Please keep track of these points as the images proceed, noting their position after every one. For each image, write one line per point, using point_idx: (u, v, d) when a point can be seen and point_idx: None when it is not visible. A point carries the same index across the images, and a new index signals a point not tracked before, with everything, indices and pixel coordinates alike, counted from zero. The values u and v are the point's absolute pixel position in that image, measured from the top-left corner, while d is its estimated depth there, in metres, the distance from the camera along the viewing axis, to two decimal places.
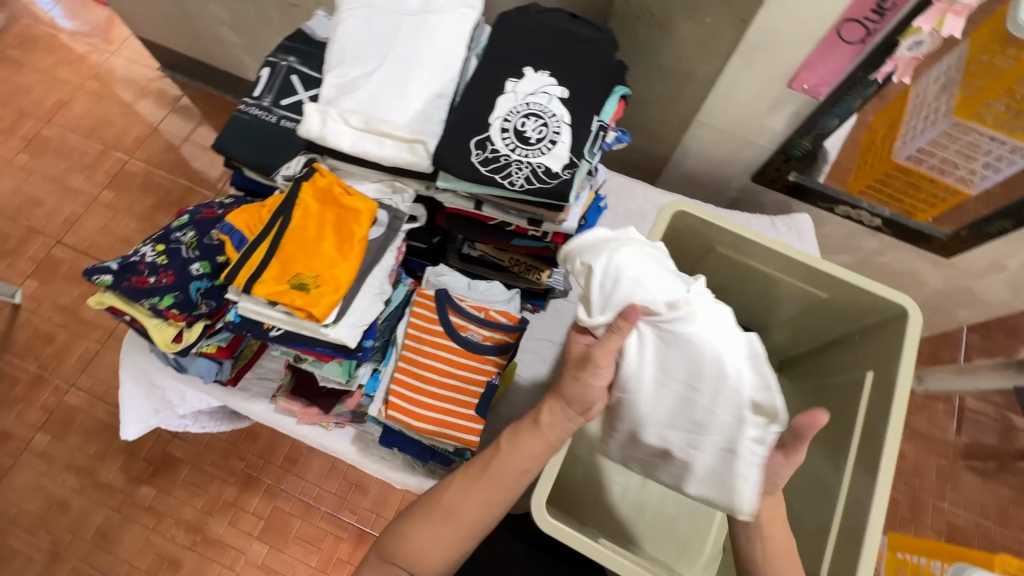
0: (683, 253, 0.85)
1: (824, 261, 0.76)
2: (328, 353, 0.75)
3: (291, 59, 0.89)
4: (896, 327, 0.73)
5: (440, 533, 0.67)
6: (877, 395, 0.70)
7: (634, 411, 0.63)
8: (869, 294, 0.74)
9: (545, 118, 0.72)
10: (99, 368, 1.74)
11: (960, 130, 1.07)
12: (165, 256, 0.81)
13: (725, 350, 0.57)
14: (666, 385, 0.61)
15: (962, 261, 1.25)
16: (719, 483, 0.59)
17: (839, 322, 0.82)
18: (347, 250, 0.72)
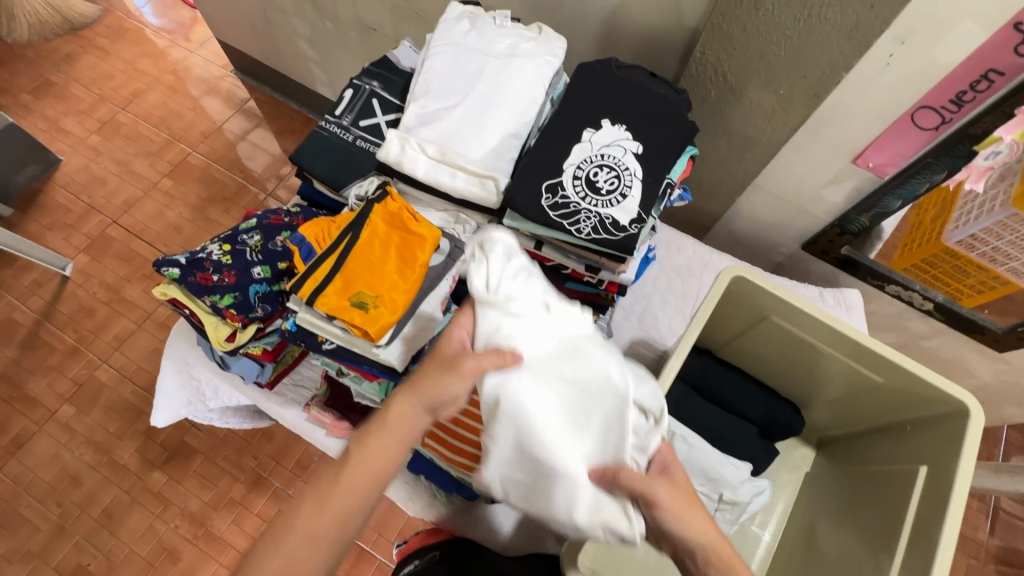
0: (736, 316, 0.85)
1: (881, 344, 0.74)
2: (373, 372, 0.75)
3: (374, 84, 0.93)
4: (954, 424, 0.69)
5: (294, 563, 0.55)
6: (930, 495, 0.67)
7: (520, 423, 0.62)
8: (929, 384, 0.71)
9: (617, 171, 0.74)
10: (132, 348, 1.78)
11: (1017, 222, 1.00)
12: (230, 256, 0.83)
13: (604, 358, 0.64)
14: (546, 394, 0.63)
15: (1015, 357, 1.21)
16: (605, 493, 0.62)
17: (892, 410, 0.79)
18: (408, 275, 0.74)
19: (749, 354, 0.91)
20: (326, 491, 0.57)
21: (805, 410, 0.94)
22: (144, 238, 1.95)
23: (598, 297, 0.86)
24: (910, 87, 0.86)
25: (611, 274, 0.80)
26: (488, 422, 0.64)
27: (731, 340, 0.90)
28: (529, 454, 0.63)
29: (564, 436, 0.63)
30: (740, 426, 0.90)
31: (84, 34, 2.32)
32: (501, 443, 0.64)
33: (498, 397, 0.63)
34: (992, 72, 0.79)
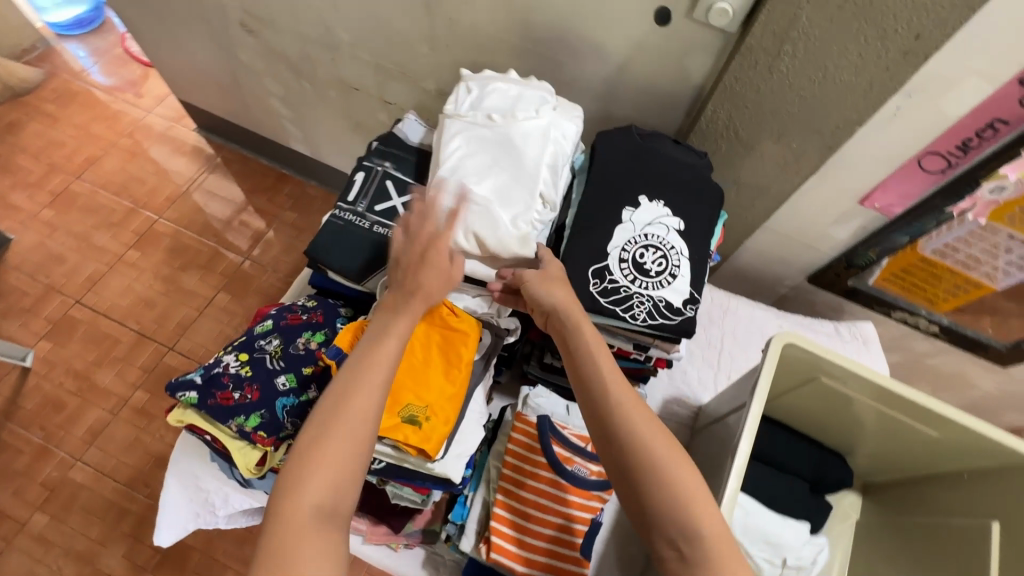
0: (783, 376, 0.84)
1: (938, 401, 0.73)
2: (427, 485, 0.70)
3: (385, 165, 0.89)
4: (1019, 477, 0.70)
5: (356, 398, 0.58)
6: (1015, 554, 0.68)
7: (459, 178, 0.77)
8: (988, 438, 0.72)
9: (663, 251, 0.72)
10: (108, 440, 1.63)
11: (990, 231, 1.01)
12: (250, 366, 0.77)
13: (535, 152, 0.78)
14: (484, 167, 0.77)
15: (1017, 370, 1.26)
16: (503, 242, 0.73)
17: (942, 459, 0.80)
18: (455, 376, 0.70)
19: (792, 409, 0.90)
20: (349, 395, 0.57)
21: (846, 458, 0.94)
22: (113, 317, 1.80)
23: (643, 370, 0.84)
24: (917, 137, 0.88)
25: (662, 350, 0.76)
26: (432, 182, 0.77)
27: (774, 398, 0.89)
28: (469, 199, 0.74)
29: (496, 181, 0.76)
30: (793, 486, 0.88)
31: (27, 101, 2.17)
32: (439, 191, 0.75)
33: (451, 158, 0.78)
34: (997, 121, 0.83)
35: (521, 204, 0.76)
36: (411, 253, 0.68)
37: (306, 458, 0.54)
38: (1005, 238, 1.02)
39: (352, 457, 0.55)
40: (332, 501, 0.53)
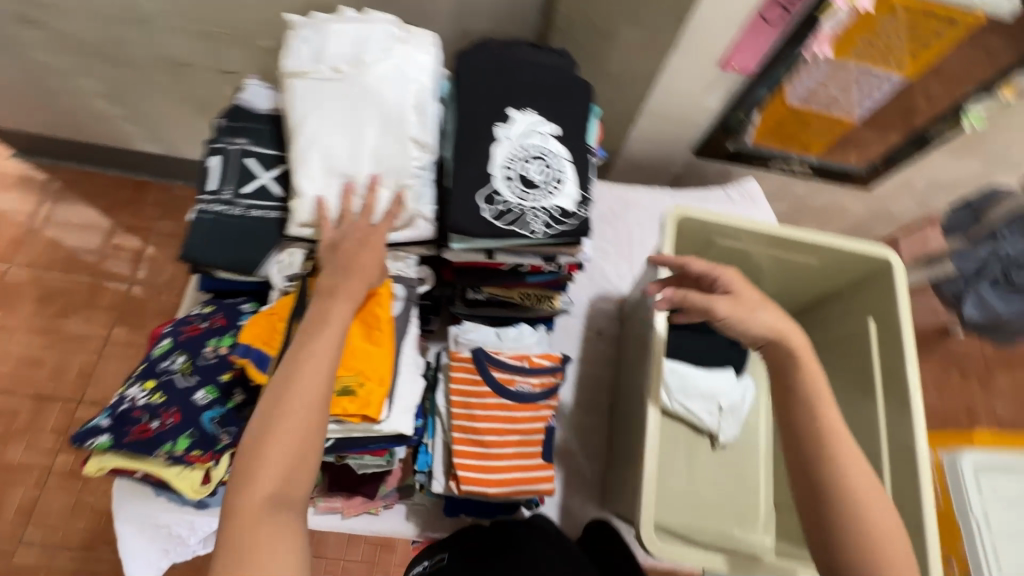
0: (682, 247, 0.90)
1: (812, 234, 0.82)
2: (382, 447, 0.70)
3: (241, 141, 0.80)
4: (883, 278, 0.81)
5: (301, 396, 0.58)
6: (885, 339, 0.79)
7: (323, 146, 0.71)
8: (857, 252, 0.81)
9: (546, 159, 0.72)
10: (55, 510, 1.50)
11: (839, 68, 1.07)
12: (160, 393, 0.71)
13: (394, 93, 0.72)
14: (347, 126, 0.72)
15: (877, 188, 1.42)
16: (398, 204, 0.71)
17: (827, 280, 0.90)
18: (379, 337, 0.69)
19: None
20: (292, 389, 0.58)
21: None
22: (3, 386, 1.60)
23: (559, 279, 0.87)
24: None
25: (569, 255, 0.79)
26: (294, 159, 0.71)
27: None
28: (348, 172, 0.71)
29: (365, 139, 0.72)
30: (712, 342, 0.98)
31: None
32: (309, 170, 0.70)
33: (305, 127, 0.71)
34: None
35: (400, 155, 0.72)
36: (350, 238, 0.68)
37: (252, 457, 0.56)
38: (855, 70, 1.09)
39: (301, 448, 0.57)
40: (282, 494, 0.56)
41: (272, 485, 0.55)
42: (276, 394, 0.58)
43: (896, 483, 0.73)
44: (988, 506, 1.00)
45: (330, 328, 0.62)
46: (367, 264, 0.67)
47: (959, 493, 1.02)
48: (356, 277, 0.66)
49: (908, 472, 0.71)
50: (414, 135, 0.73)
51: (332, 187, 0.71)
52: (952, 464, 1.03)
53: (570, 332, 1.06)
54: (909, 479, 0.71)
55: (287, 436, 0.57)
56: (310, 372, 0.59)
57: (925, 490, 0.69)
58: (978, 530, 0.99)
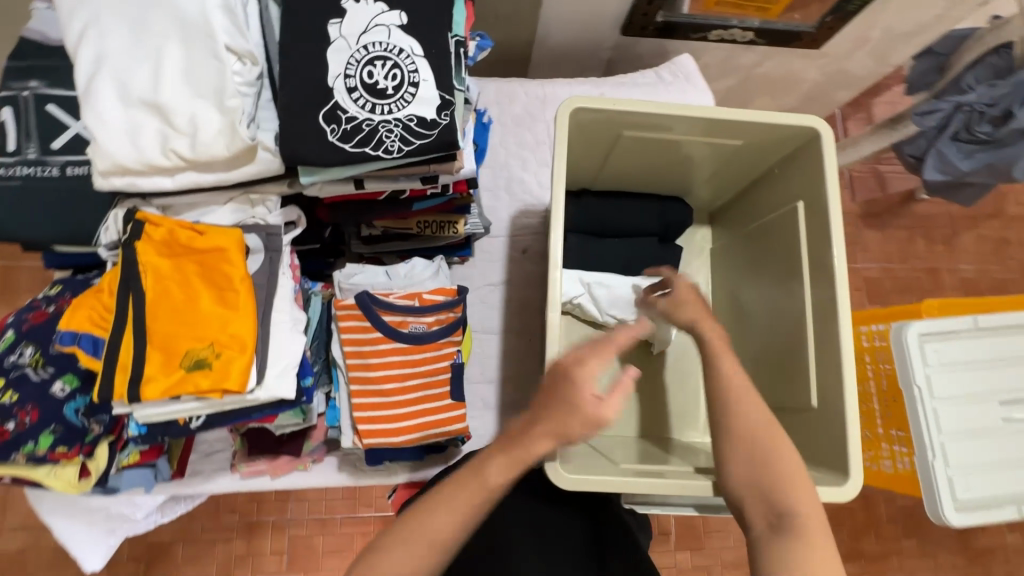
0: (590, 145, 0.79)
1: (731, 109, 0.71)
2: (268, 414, 0.65)
3: (34, 85, 0.66)
4: (812, 148, 0.72)
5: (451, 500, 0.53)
6: (813, 219, 0.71)
7: (114, 75, 0.57)
8: (781, 124, 0.71)
9: (393, 58, 0.59)
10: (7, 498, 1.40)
11: None
12: (11, 391, 0.63)
13: None
14: (139, 45, 0.57)
15: (830, 48, 1.27)
16: (223, 137, 0.58)
17: (758, 160, 0.80)
18: (235, 299, 0.60)
19: (619, 177, 0.88)
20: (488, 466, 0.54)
21: (688, 196, 0.94)
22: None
23: (451, 202, 0.76)
24: None
25: (451, 175, 0.67)
26: (81, 96, 0.57)
27: (599, 169, 0.86)
28: (151, 104, 0.57)
29: (166, 58, 0.57)
30: (638, 247, 0.90)
31: None
32: (101, 108, 0.56)
33: (87, 52, 0.57)
34: None
35: (215, 73, 0.58)
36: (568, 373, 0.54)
37: (383, 542, 0.52)
38: None
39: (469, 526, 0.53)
40: None
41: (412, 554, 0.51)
42: (467, 472, 0.54)
43: (822, 373, 0.68)
44: (932, 373, 1.00)
45: (530, 444, 0.54)
46: (585, 391, 0.53)
47: (904, 363, 1.00)
48: (576, 415, 0.53)
49: (830, 361, 0.67)
50: (224, 41, 0.57)
51: (134, 121, 0.57)
52: (898, 335, 1.01)
53: (493, 256, 0.97)
54: (832, 365, 0.66)
55: (452, 511, 0.52)
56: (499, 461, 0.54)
57: (845, 376, 0.64)
58: (921, 395, 0.99)
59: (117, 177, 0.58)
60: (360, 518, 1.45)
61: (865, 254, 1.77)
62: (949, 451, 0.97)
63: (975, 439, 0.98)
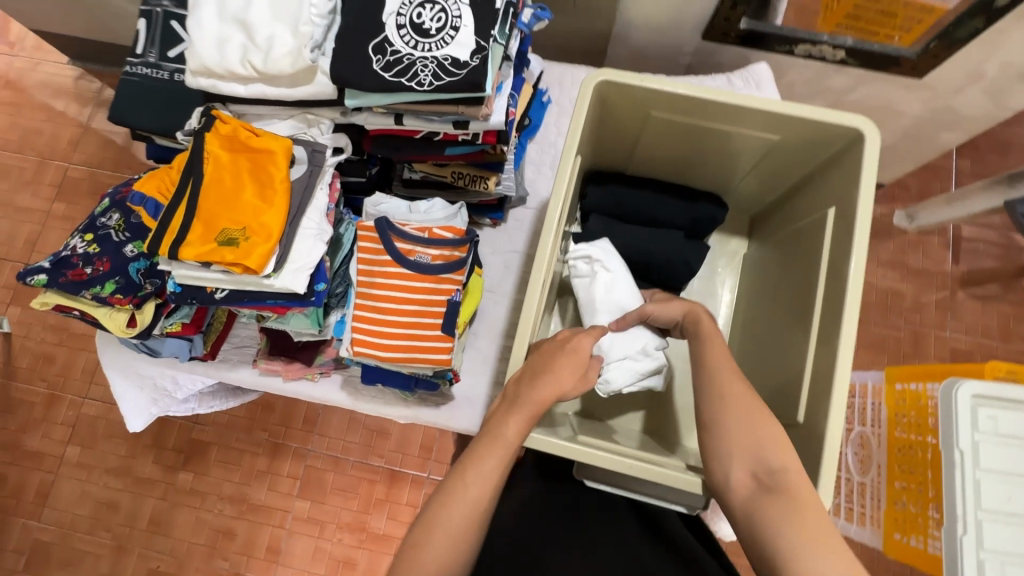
0: (622, 123, 0.81)
1: (767, 99, 0.69)
2: (281, 304, 0.74)
3: (165, 3, 0.80)
4: (852, 154, 0.69)
5: (485, 463, 0.57)
6: (838, 229, 0.68)
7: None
8: (822, 122, 0.69)
9: (441, 4, 0.66)
10: (83, 368, 1.56)
11: None
12: (96, 244, 0.77)
13: None
14: None
15: (935, 79, 1.17)
16: (289, 54, 0.67)
17: (800, 161, 0.77)
18: (271, 196, 0.69)
19: (653, 160, 0.88)
20: (505, 422, 0.60)
21: (730, 192, 0.92)
22: (17, 249, 1.60)
23: (482, 153, 0.82)
24: None
25: (481, 122, 0.73)
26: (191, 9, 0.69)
27: (633, 150, 0.87)
28: (240, 20, 0.68)
29: None
30: (665, 237, 0.88)
31: None
32: (203, 19, 0.68)
33: None
34: None
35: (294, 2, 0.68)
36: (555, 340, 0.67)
37: (433, 512, 0.55)
38: None
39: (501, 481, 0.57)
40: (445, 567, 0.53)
41: (457, 518, 0.54)
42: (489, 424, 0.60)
43: (816, 386, 0.66)
44: (981, 445, 0.88)
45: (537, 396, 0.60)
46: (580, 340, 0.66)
47: (948, 422, 0.89)
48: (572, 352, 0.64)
49: (826, 378, 0.64)
50: None
51: (224, 33, 0.68)
52: (947, 390, 0.90)
53: (522, 225, 1.01)
54: (826, 382, 0.64)
55: (485, 471, 0.57)
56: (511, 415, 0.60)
57: (836, 394, 0.62)
58: (962, 462, 0.87)
59: (205, 77, 0.70)
60: (370, 466, 1.47)
61: (955, 323, 1.58)
62: (985, 532, 0.85)
63: (1021, 527, 0.85)
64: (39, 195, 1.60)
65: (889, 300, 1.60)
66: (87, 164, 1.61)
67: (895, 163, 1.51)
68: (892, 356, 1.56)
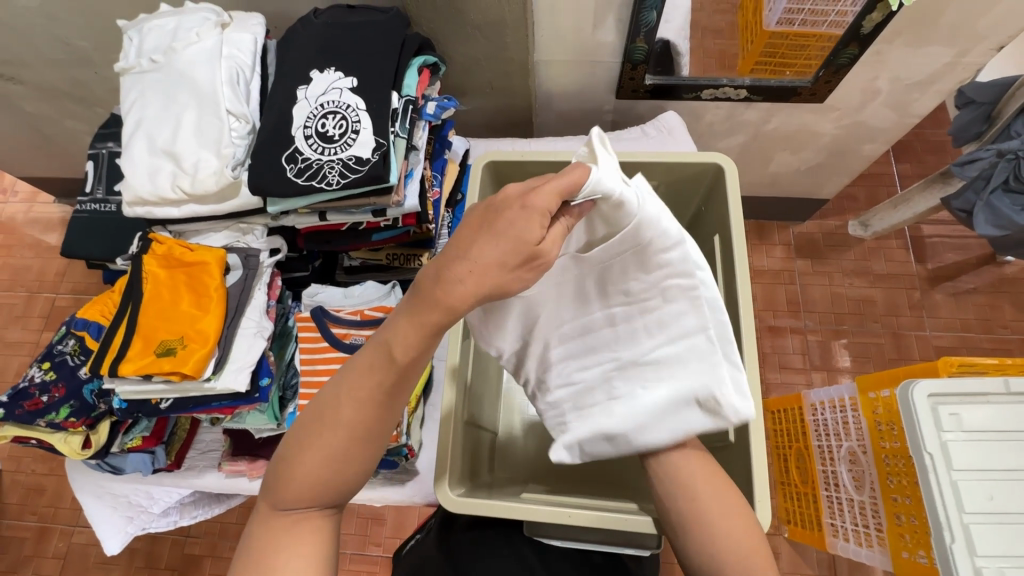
0: None
1: (637, 153, 0.80)
2: (226, 404, 0.77)
3: (110, 144, 0.88)
4: (721, 183, 0.79)
5: (336, 428, 0.47)
6: (725, 251, 0.76)
7: (149, 133, 0.77)
8: (688, 162, 0.79)
9: (342, 112, 0.74)
10: (71, 495, 1.54)
11: None
12: (53, 371, 0.82)
13: (205, 75, 0.76)
14: (167, 113, 0.77)
15: (837, 99, 1.20)
16: (214, 176, 0.75)
17: (685, 199, 0.86)
18: (206, 303, 0.74)
19: None
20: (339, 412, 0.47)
21: None
22: (9, 382, 1.64)
23: (408, 234, 0.88)
24: None
25: (397, 208, 0.80)
26: (127, 146, 0.78)
27: None
28: (169, 152, 0.76)
29: (182, 119, 0.76)
30: None
31: None
32: (137, 155, 0.77)
33: (135, 117, 0.78)
34: None
35: (216, 130, 0.75)
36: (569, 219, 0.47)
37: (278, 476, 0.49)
38: None
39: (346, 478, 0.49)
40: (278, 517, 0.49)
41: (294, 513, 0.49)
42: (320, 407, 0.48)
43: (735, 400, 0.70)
44: (946, 442, 0.85)
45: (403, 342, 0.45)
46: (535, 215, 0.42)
47: (913, 426, 0.87)
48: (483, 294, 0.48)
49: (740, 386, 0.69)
50: (227, 106, 0.75)
51: (155, 166, 0.76)
52: (904, 393, 0.88)
53: None
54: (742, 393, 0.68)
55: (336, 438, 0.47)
56: (349, 399, 0.46)
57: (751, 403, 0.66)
58: (934, 465, 0.84)
59: (145, 204, 0.78)
60: None
61: (933, 321, 1.56)
62: (977, 537, 0.81)
63: (1007, 525, 0.81)
64: (29, 327, 1.66)
65: (863, 308, 1.59)
66: (73, 292, 1.68)
67: (831, 179, 1.51)
68: (879, 364, 1.53)
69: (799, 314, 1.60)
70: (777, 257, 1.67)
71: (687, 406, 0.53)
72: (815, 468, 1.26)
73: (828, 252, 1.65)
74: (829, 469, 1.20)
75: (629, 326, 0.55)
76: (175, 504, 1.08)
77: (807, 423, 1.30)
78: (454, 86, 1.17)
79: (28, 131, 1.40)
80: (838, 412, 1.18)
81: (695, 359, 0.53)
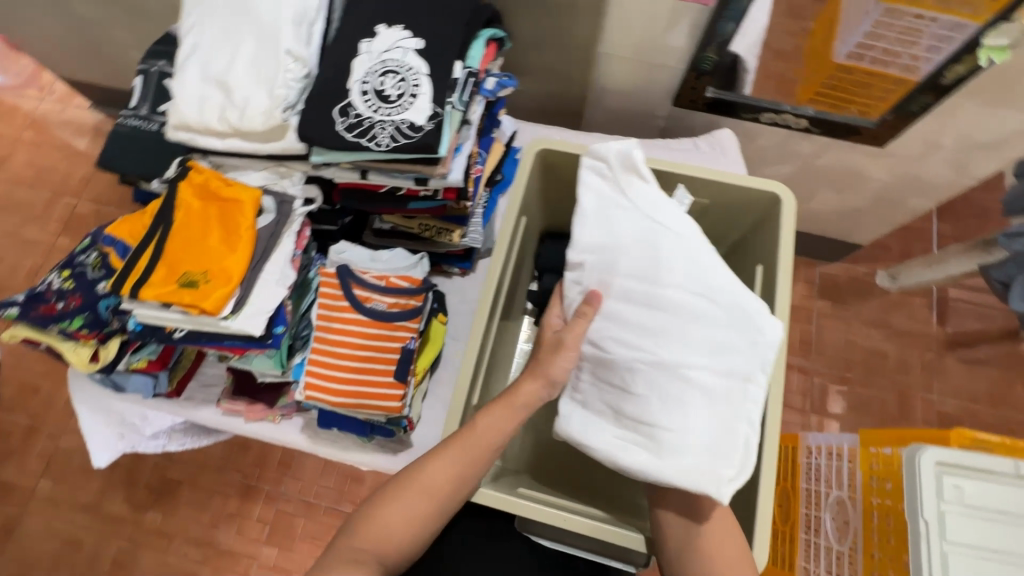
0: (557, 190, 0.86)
1: (692, 167, 0.78)
2: (238, 345, 0.76)
3: (161, 63, 0.87)
4: (775, 214, 0.76)
5: (420, 499, 0.58)
6: (766, 282, 0.74)
7: (204, 60, 0.75)
8: (745, 186, 0.77)
9: (401, 73, 0.71)
10: (63, 400, 1.55)
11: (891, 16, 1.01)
12: (71, 281, 0.83)
13: (270, 10, 0.74)
14: (226, 42, 0.75)
15: (897, 146, 1.16)
16: (263, 115, 0.73)
17: (732, 223, 0.84)
18: (236, 242, 0.73)
19: None
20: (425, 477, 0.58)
21: None
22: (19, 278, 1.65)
23: (445, 208, 0.86)
24: None
25: (440, 179, 0.78)
26: (180, 68, 0.76)
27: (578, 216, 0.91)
28: (222, 82, 0.74)
29: (241, 51, 0.74)
30: None
31: None
32: (189, 80, 0.75)
33: (193, 40, 0.76)
34: None
35: (273, 70, 0.73)
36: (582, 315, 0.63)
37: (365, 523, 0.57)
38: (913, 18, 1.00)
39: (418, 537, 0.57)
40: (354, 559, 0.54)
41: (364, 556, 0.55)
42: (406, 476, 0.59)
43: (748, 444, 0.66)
44: (944, 515, 0.84)
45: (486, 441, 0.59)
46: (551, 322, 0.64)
47: (913, 490, 0.85)
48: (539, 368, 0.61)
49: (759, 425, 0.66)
50: (287, 46, 0.73)
51: (205, 94, 0.75)
52: (911, 455, 0.87)
53: None
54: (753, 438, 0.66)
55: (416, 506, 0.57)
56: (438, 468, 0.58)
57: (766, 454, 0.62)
58: (927, 532, 0.83)
59: (189, 131, 0.76)
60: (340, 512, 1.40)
61: (943, 385, 1.54)
62: None
63: None
64: (45, 229, 1.67)
65: (874, 360, 1.56)
66: (95, 202, 1.68)
67: (870, 225, 1.47)
68: (879, 419, 1.51)
69: (810, 354, 1.58)
70: (798, 294, 1.64)
71: (684, 455, 0.54)
72: (798, 509, 1.26)
73: (851, 298, 1.63)
74: (813, 514, 1.19)
75: (688, 331, 0.56)
76: (166, 429, 1.09)
77: (800, 465, 1.29)
78: (510, 64, 1.13)
79: (74, 32, 1.38)
80: (835, 460, 1.16)
81: (726, 405, 0.54)
